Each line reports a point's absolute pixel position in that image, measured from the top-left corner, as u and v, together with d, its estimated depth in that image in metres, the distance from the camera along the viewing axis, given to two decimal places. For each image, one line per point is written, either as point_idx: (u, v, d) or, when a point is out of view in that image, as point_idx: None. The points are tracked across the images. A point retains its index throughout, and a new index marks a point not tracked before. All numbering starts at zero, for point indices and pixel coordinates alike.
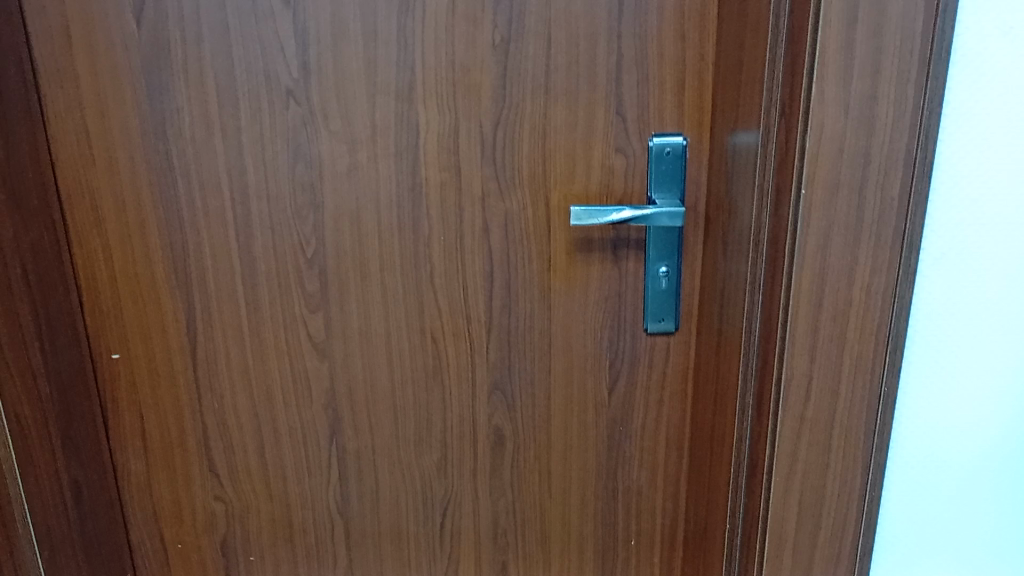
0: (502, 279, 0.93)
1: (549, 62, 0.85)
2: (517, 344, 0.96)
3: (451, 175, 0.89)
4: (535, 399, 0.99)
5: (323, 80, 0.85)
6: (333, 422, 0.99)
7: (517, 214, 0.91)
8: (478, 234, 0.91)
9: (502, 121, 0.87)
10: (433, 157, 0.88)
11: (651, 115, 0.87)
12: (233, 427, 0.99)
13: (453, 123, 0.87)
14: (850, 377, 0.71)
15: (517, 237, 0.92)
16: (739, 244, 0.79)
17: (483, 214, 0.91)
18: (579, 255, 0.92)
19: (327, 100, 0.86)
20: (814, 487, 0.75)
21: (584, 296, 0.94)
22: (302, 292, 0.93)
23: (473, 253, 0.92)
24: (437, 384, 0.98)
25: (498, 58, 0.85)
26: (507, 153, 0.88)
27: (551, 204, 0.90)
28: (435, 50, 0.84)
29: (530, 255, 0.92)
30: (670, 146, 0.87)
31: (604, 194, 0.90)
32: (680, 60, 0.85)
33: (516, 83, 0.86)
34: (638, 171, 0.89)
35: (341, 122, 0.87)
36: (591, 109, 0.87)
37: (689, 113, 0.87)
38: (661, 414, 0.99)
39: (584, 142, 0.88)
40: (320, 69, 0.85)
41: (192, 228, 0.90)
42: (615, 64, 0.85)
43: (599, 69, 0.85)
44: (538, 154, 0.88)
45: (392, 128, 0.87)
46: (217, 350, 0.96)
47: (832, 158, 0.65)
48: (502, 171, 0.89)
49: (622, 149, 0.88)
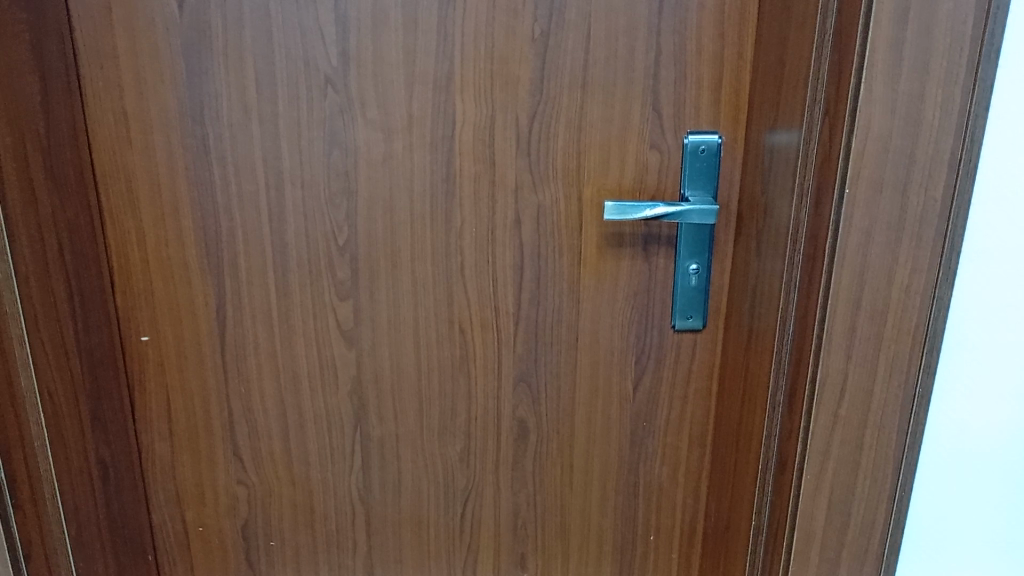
0: (532, 271, 0.94)
1: (588, 56, 0.85)
2: (545, 337, 0.96)
3: (486, 166, 0.89)
4: (560, 392, 0.99)
5: (362, 68, 0.85)
6: (358, 410, 1.00)
7: (549, 207, 0.91)
8: (510, 225, 0.92)
9: (539, 113, 0.87)
10: (468, 148, 0.89)
11: (687, 112, 0.87)
12: (258, 412, 1.00)
13: (489, 115, 0.87)
14: (885, 376, 0.72)
15: (549, 230, 0.92)
16: (774, 242, 0.79)
17: (515, 206, 0.91)
18: (609, 249, 0.93)
19: (364, 88, 0.86)
20: (844, 486, 0.76)
21: (613, 290, 0.94)
22: (333, 279, 0.94)
23: (504, 245, 0.93)
24: (463, 374, 0.98)
25: (537, 50, 0.85)
26: (542, 146, 0.88)
27: (583, 198, 0.90)
28: (475, 42, 0.85)
29: (561, 248, 0.93)
30: (705, 143, 0.87)
31: (638, 189, 0.90)
32: (718, 57, 0.85)
33: (554, 76, 0.86)
34: (672, 167, 0.89)
35: (379, 111, 0.87)
36: (628, 104, 0.87)
37: (726, 111, 0.87)
38: (685, 411, 0.99)
39: (619, 137, 0.88)
40: (359, 57, 0.85)
41: (226, 211, 0.91)
42: (653, 60, 0.85)
43: (637, 65, 0.85)
44: (573, 147, 0.88)
45: (428, 118, 0.87)
46: (245, 334, 0.96)
47: (876, 158, 0.66)
48: (536, 164, 0.89)
49: (657, 145, 0.88)
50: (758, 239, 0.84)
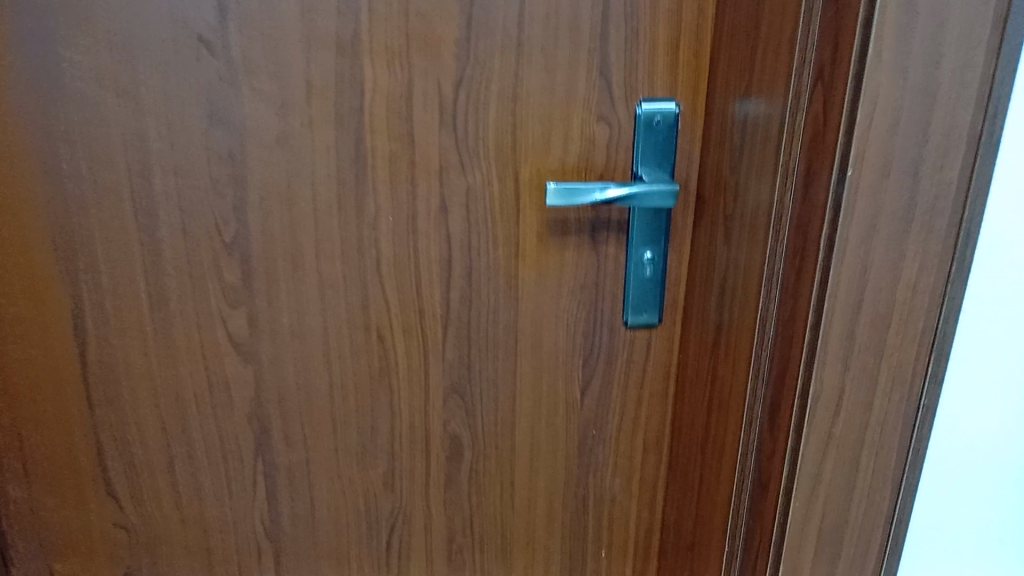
0: (462, 267, 0.80)
1: (524, 10, 0.70)
2: (479, 342, 0.83)
3: (404, 145, 0.74)
4: (498, 402, 0.86)
5: (246, 25, 0.68)
6: (260, 434, 0.85)
7: (480, 191, 0.77)
8: (435, 215, 0.77)
9: (466, 80, 0.72)
10: (381, 122, 0.73)
11: (640, 78, 0.74)
12: (136, 444, 0.84)
13: (406, 83, 0.72)
14: (886, 388, 0.62)
15: (481, 219, 0.78)
16: (749, 231, 0.67)
17: (440, 191, 0.76)
18: (552, 239, 0.79)
19: (249, 50, 0.69)
20: (837, 511, 0.66)
21: (557, 285, 0.81)
22: (223, 284, 0.78)
23: (428, 237, 0.78)
24: (384, 388, 0.84)
25: (463, 3, 0.70)
26: (471, 120, 0.74)
27: (521, 181, 0.77)
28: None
29: (495, 239, 0.79)
30: (661, 113, 0.74)
31: (584, 167, 0.77)
32: (676, 13, 0.72)
33: (483, 35, 0.71)
34: (623, 142, 0.76)
35: (269, 78, 0.70)
36: (572, 68, 0.73)
37: (684, 76, 0.74)
38: (639, 417, 0.88)
39: (562, 107, 0.74)
40: (240, 10, 0.68)
41: (81, 205, 0.73)
42: (601, 15, 0.71)
43: (582, 21, 0.71)
44: (507, 120, 0.74)
45: (331, 87, 0.71)
46: (114, 354, 0.80)
47: (884, 135, 0.54)
48: (464, 141, 0.75)
49: (606, 116, 0.75)
50: (728, 227, 0.72)
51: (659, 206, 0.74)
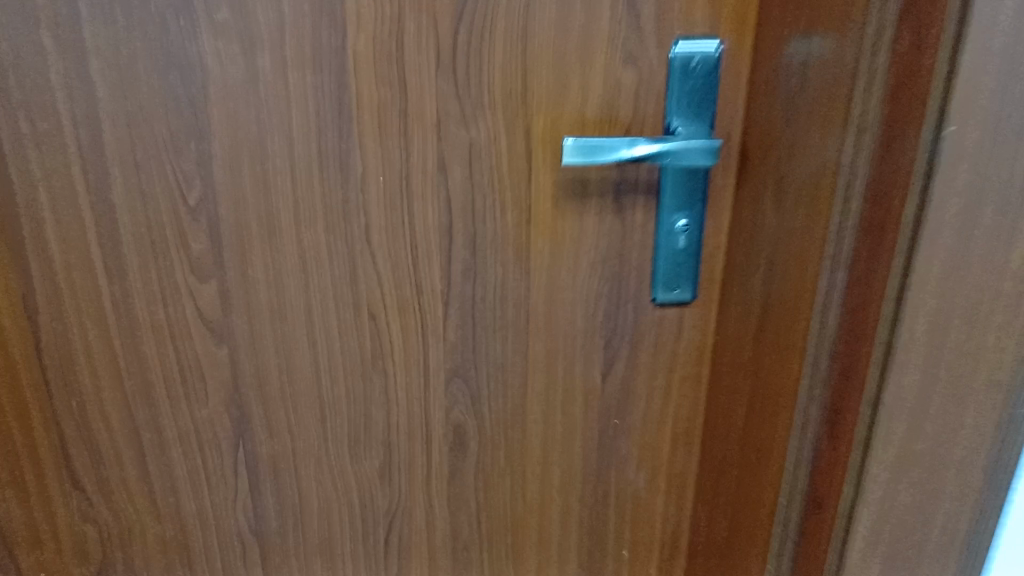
0: (464, 235, 0.69)
1: None
2: (484, 321, 0.73)
3: (393, 91, 0.62)
4: (506, 388, 0.76)
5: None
6: (239, 422, 0.76)
7: (485, 147, 0.65)
8: (432, 176, 0.66)
9: (466, 13, 0.60)
10: (366, 65, 0.61)
11: (676, 11, 0.61)
12: (100, 432, 0.75)
13: (395, 17, 0.60)
14: (977, 398, 0.50)
15: (485, 181, 0.66)
16: (807, 201, 0.56)
17: (437, 147, 0.65)
18: (568, 203, 0.68)
19: None
20: (905, 540, 0.55)
21: (574, 256, 0.71)
22: (190, 253, 0.68)
23: (424, 202, 0.67)
24: (377, 372, 0.74)
25: None
26: (472, 63, 0.62)
27: (532, 136, 0.65)
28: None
29: (503, 204, 0.68)
30: (700, 54, 0.62)
31: (607, 119, 0.65)
32: None
33: None
34: (654, 90, 0.64)
35: (230, 11, 0.59)
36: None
37: (729, 10, 0.61)
38: (667, 405, 0.78)
39: (581, 47, 0.62)
40: None
41: (21, 163, 0.63)
42: None
43: None
44: (516, 63, 0.62)
45: (305, 22, 0.60)
46: (70, 333, 0.70)
47: (996, 80, 0.42)
48: (465, 88, 0.63)
49: (634, 57, 0.63)
50: (780, 194, 0.60)
51: (697, 166, 0.62)
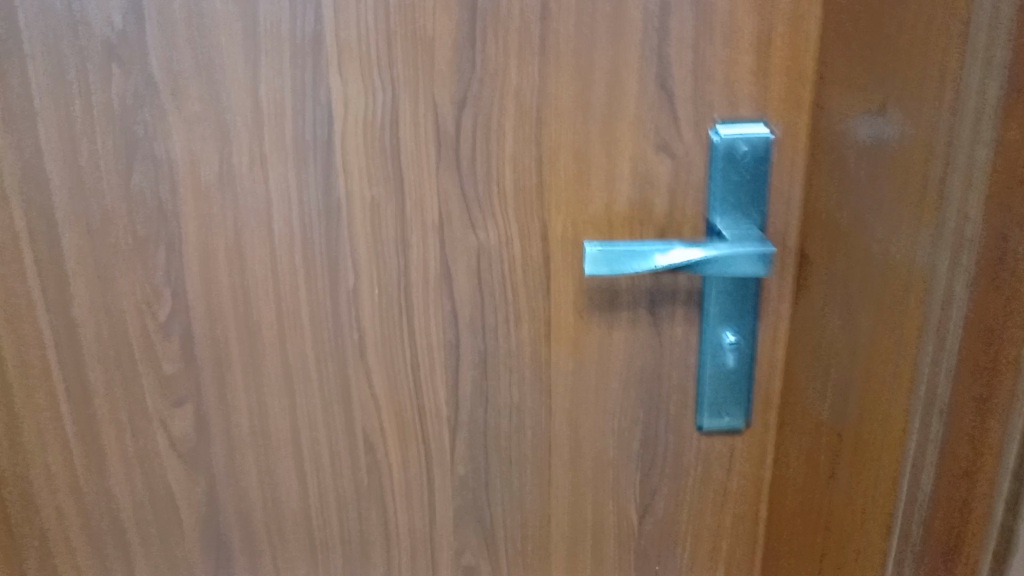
0: (473, 350, 0.59)
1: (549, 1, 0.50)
2: (499, 448, 0.63)
3: (387, 190, 0.54)
4: (526, 528, 0.65)
5: (168, 28, 0.51)
6: (218, 563, 0.66)
7: (494, 251, 0.56)
8: (434, 284, 0.57)
9: (471, 101, 0.52)
10: (356, 162, 0.53)
11: (717, 93, 0.52)
12: (65, 567, 0.67)
13: (388, 107, 0.52)
14: None
15: (496, 289, 0.58)
16: (892, 322, 0.46)
17: (440, 251, 0.56)
18: (595, 313, 0.59)
19: (172, 66, 0.52)
20: None
21: (603, 374, 0.60)
22: (160, 372, 0.60)
23: (426, 313, 0.58)
24: (376, 506, 0.64)
25: None
26: (478, 157, 0.54)
27: (550, 238, 0.56)
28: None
29: (518, 314, 0.59)
30: (747, 141, 0.52)
31: (638, 217, 0.55)
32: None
33: (494, 36, 0.51)
34: (693, 184, 0.54)
35: (200, 104, 0.52)
36: (620, 78, 0.52)
37: (781, 90, 0.51)
38: (719, 550, 0.65)
39: (605, 136, 0.53)
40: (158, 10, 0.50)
41: None
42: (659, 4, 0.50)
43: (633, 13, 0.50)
44: (529, 155, 0.53)
45: (285, 115, 0.52)
46: (31, 457, 0.63)
47: None
48: (471, 185, 0.54)
49: (668, 147, 0.53)
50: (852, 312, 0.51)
51: (744, 275, 0.52)
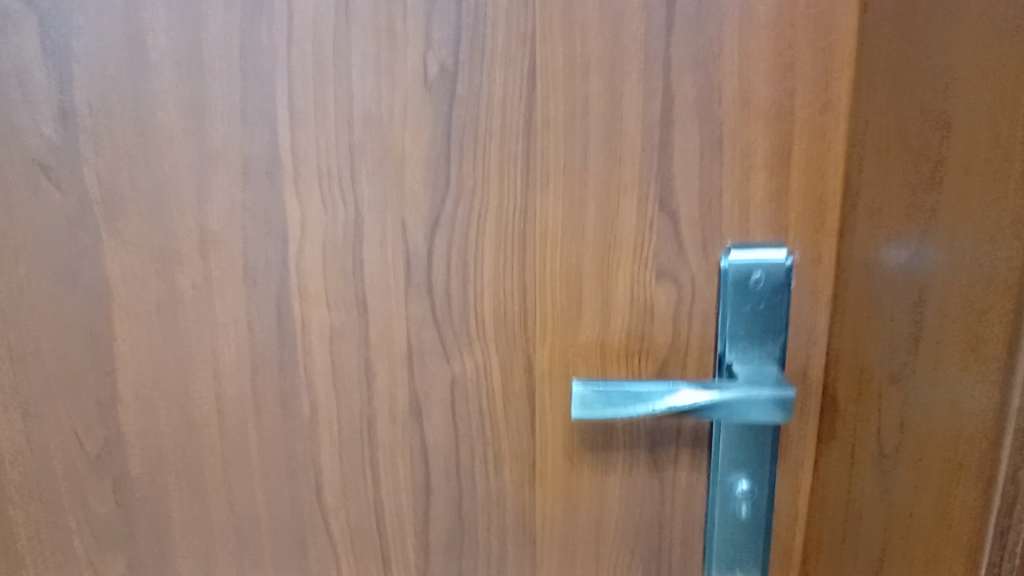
0: (447, 493, 0.53)
1: (532, 117, 0.44)
2: None
3: (351, 317, 0.49)
4: None
5: (107, 141, 0.46)
6: None
7: (471, 385, 0.50)
8: (403, 419, 0.51)
9: (444, 223, 0.46)
10: (315, 286, 0.48)
11: (725, 219, 0.45)
12: None
13: (351, 228, 0.47)
14: None
15: (473, 427, 0.51)
16: (929, 510, 0.37)
17: (411, 384, 0.50)
18: (586, 456, 0.51)
19: (109, 185, 0.47)
20: None
21: (596, 525, 0.53)
22: (94, 508, 0.54)
23: (394, 451, 0.52)
24: None
25: (437, 107, 0.44)
26: (452, 283, 0.48)
27: (535, 373, 0.49)
28: (317, 93, 0.44)
29: (499, 455, 0.52)
30: (762, 267, 0.46)
31: (636, 351, 0.48)
32: (786, 116, 0.43)
33: (470, 155, 0.45)
34: (699, 316, 0.48)
35: (138, 225, 0.47)
36: (614, 200, 0.45)
37: (801, 213, 0.45)
38: None
39: (597, 263, 0.47)
40: (94, 124, 0.46)
41: None
42: (658, 122, 0.44)
43: (628, 131, 0.44)
44: (512, 282, 0.47)
45: (234, 237, 0.47)
46: None
47: None
48: (445, 314, 0.48)
49: (670, 277, 0.47)
50: (885, 485, 0.42)
51: (759, 424, 0.45)
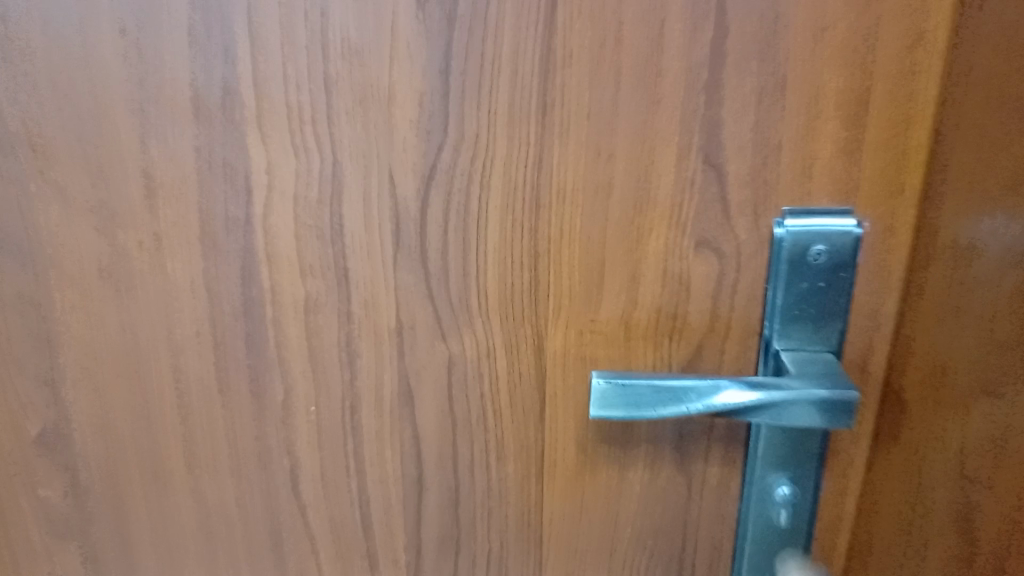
0: (440, 486, 0.46)
1: (549, 49, 0.36)
2: None
3: (329, 285, 0.41)
4: None
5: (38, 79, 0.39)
6: None
7: (470, 367, 0.43)
8: (390, 403, 0.44)
9: (439, 177, 0.38)
10: (287, 247, 0.41)
11: (781, 178, 0.37)
12: None
13: (328, 180, 0.39)
14: None
15: (470, 415, 0.44)
16: None
17: (399, 364, 0.43)
18: (602, 452, 0.44)
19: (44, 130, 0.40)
20: None
21: (611, 528, 0.46)
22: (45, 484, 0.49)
23: (380, 438, 0.45)
24: None
25: (432, 35, 0.36)
26: (448, 249, 0.40)
27: (545, 355, 0.42)
28: (283, 13, 0.36)
29: (501, 447, 0.44)
30: (823, 240, 0.38)
31: (665, 332, 0.41)
32: (865, 52, 0.35)
33: (471, 95, 0.37)
34: (743, 293, 0.40)
35: (80, 176, 0.41)
36: (646, 153, 0.37)
37: (876, 172, 0.37)
38: None
39: (623, 229, 0.39)
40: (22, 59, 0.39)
41: None
42: (704, 57, 0.35)
43: (665, 68, 0.36)
44: (521, 249, 0.40)
45: (189, 190, 0.40)
46: None
47: None
48: (439, 284, 0.41)
49: (710, 247, 0.39)
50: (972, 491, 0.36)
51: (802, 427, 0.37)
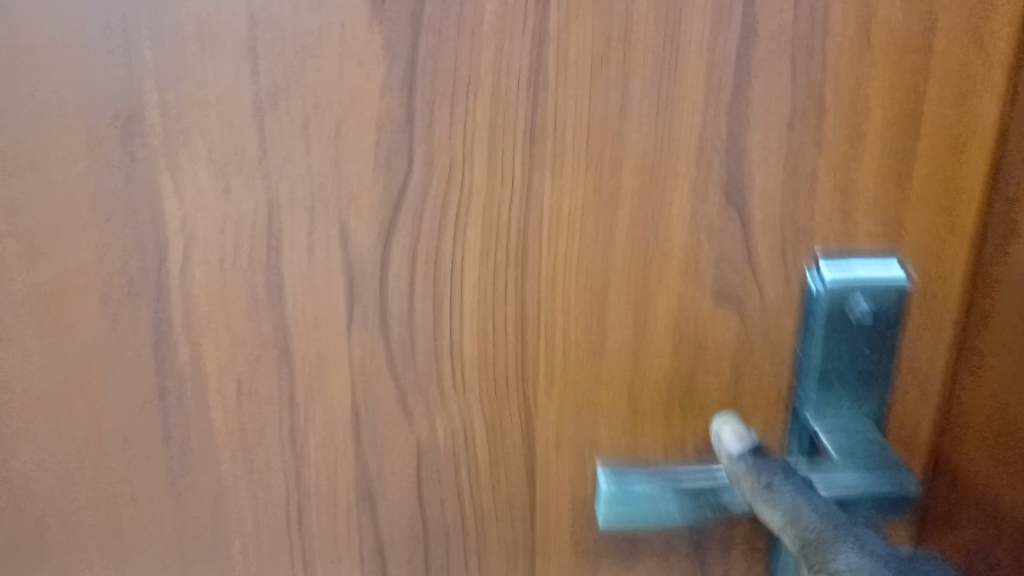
0: None
1: (540, 64, 0.29)
2: None
3: (268, 357, 0.33)
4: None
5: None
6: None
7: (445, 451, 0.35)
8: (346, 498, 0.36)
9: (404, 222, 0.31)
10: (213, 313, 0.33)
11: (817, 215, 0.31)
12: None
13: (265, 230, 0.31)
14: None
15: (445, 507, 0.36)
16: None
17: (357, 450, 0.35)
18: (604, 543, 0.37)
19: None
20: None
21: None
22: None
23: (333, 539, 0.37)
24: None
25: (393, 47, 0.29)
26: (416, 309, 0.32)
27: (535, 434, 0.35)
28: None
29: (482, 543, 0.37)
30: (865, 290, 0.32)
31: (680, 402, 0.34)
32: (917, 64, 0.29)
33: (443, 121, 0.30)
34: (771, 352, 0.34)
35: None
36: (657, 188, 0.31)
37: (926, 207, 0.31)
38: None
39: (629, 280, 0.32)
40: None
41: None
42: (729, 71, 0.29)
43: (682, 85, 0.29)
44: (505, 308, 0.33)
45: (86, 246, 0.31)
46: None
47: None
48: (405, 353, 0.33)
49: (733, 299, 0.32)
50: None
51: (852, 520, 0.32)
